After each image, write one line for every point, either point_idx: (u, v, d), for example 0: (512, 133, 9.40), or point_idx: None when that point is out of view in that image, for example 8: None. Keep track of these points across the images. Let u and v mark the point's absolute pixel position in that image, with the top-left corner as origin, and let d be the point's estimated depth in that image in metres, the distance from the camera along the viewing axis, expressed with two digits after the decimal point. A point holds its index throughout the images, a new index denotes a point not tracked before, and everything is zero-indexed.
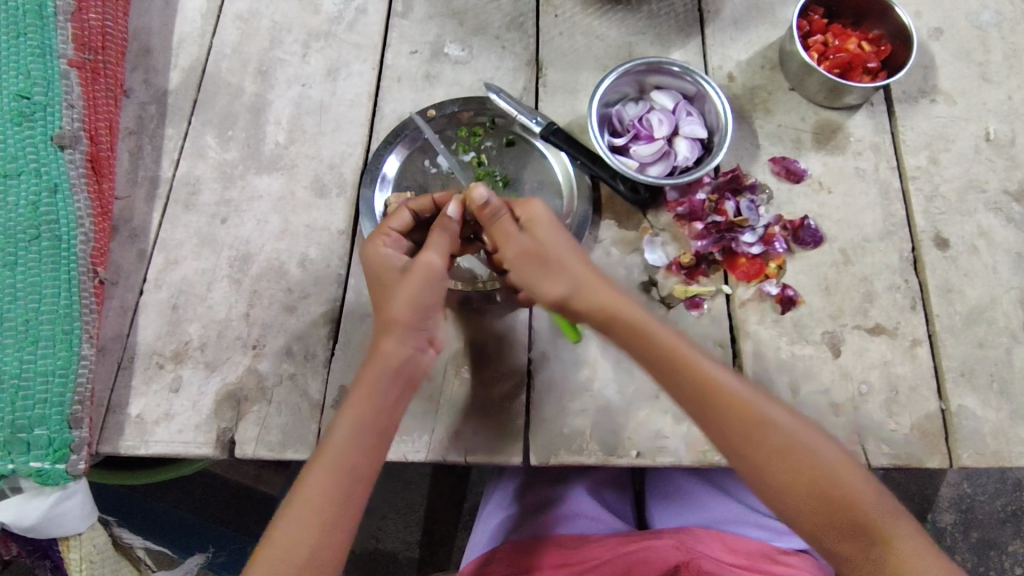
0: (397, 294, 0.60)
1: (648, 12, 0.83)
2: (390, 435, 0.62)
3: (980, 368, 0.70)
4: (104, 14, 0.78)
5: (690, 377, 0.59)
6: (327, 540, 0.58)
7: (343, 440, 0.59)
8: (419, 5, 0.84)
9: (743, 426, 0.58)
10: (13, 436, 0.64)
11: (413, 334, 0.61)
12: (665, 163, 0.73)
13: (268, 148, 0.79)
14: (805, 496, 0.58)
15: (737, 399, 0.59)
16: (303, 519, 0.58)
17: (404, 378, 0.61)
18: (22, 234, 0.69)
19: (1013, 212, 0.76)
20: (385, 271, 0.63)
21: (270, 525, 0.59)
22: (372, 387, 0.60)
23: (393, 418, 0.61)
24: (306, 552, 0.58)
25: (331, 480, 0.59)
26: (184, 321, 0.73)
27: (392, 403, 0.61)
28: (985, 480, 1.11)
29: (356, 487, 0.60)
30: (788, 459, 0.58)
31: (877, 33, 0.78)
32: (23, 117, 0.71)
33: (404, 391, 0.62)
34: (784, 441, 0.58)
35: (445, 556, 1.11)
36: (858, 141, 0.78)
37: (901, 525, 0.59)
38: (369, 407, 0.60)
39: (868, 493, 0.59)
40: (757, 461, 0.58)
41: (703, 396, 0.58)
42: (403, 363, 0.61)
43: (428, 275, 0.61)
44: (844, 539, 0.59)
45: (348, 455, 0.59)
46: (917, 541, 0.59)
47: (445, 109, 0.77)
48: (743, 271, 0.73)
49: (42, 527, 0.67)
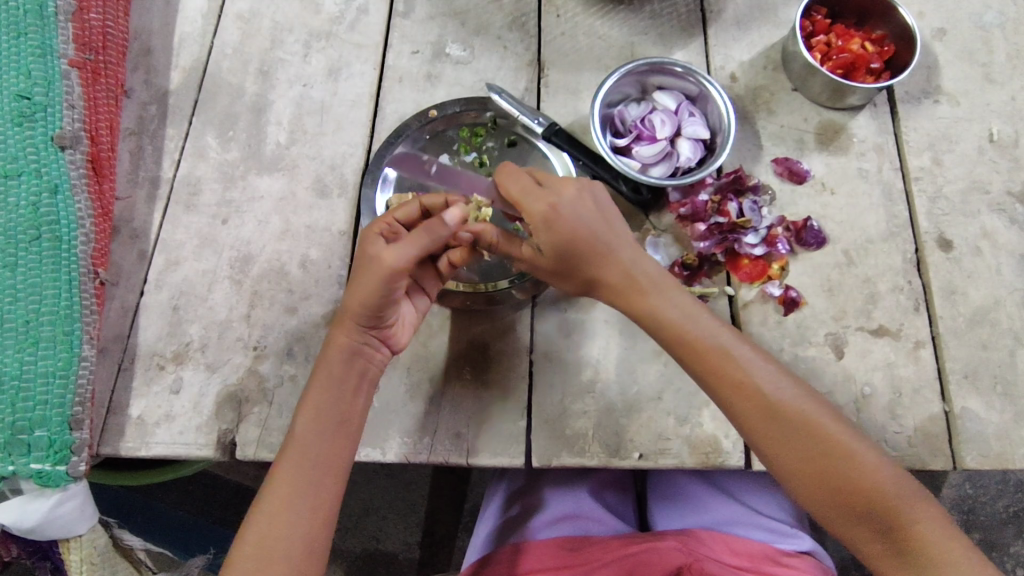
0: (350, 285, 0.60)
1: (650, 12, 0.83)
2: (353, 425, 0.62)
3: (983, 370, 0.70)
4: (104, 15, 0.77)
5: (702, 365, 0.59)
6: (301, 535, 0.58)
7: (304, 431, 0.60)
8: (421, 5, 0.84)
9: (753, 409, 0.58)
10: (13, 437, 0.64)
11: (359, 329, 0.61)
12: (667, 163, 0.73)
13: (269, 149, 0.78)
14: (823, 486, 0.58)
15: (757, 386, 0.58)
16: (274, 515, 0.58)
17: (357, 370, 0.62)
18: (22, 235, 0.69)
19: (1016, 213, 0.76)
20: (360, 256, 0.62)
21: (243, 528, 0.59)
22: (327, 378, 0.61)
23: (353, 410, 0.62)
24: (280, 551, 0.57)
25: (296, 473, 0.59)
26: (185, 322, 0.72)
27: (348, 395, 0.61)
28: (986, 482, 1.11)
29: (323, 480, 0.59)
30: (807, 447, 0.58)
31: (880, 33, 0.78)
32: (23, 117, 0.71)
33: (360, 382, 0.62)
34: (802, 423, 0.58)
35: (445, 557, 1.10)
36: (861, 142, 0.78)
37: (915, 507, 0.57)
38: (325, 399, 0.60)
39: (881, 475, 0.57)
40: (766, 446, 0.58)
41: (715, 383, 0.59)
42: (351, 355, 0.61)
43: (378, 275, 0.57)
44: (860, 525, 0.58)
45: (310, 448, 0.59)
46: (932, 518, 0.57)
47: (446, 109, 0.76)
48: (745, 272, 0.73)
49: (42, 529, 0.67)
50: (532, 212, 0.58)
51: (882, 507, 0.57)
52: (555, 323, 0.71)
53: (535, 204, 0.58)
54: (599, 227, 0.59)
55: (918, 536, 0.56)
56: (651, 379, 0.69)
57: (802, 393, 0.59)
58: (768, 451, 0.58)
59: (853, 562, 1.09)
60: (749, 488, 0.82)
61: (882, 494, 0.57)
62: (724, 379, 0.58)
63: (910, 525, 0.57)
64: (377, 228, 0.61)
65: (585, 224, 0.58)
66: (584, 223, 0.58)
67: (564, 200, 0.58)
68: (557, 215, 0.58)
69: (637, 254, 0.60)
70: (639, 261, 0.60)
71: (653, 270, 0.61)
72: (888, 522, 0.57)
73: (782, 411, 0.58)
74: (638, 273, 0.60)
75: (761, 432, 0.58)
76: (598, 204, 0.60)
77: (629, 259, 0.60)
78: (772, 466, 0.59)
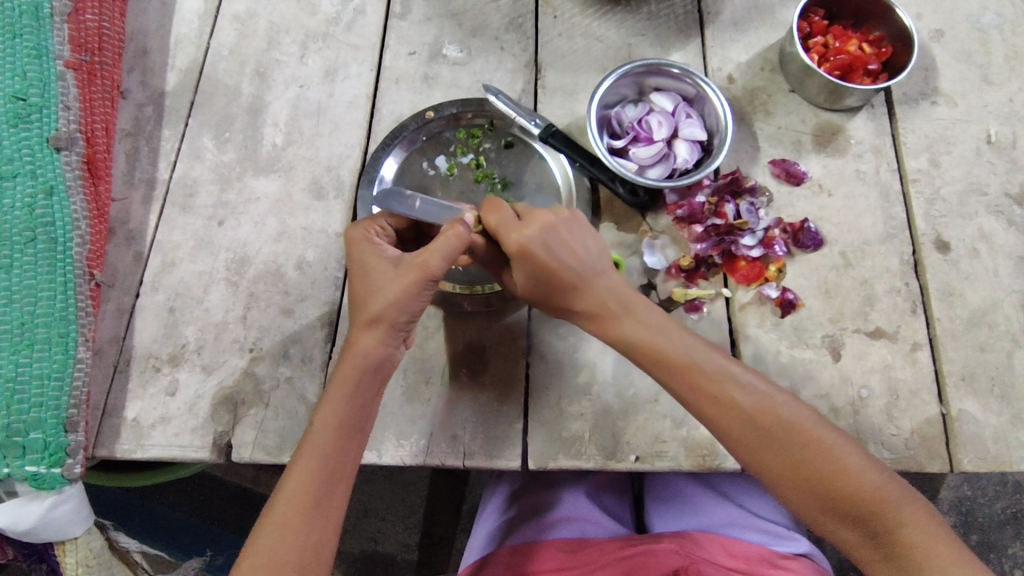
0: (384, 292, 0.59)
1: (647, 13, 0.83)
2: (367, 431, 0.61)
3: (981, 372, 0.70)
4: (101, 15, 0.77)
5: (678, 381, 0.59)
6: (313, 541, 0.56)
7: (321, 436, 0.59)
8: (418, 6, 0.83)
9: (731, 421, 0.58)
10: (8, 440, 0.64)
11: (392, 332, 0.60)
12: (664, 165, 0.73)
13: (266, 150, 0.78)
14: (809, 493, 0.58)
15: (734, 398, 0.58)
16: (287, 521, 0.56)
17: (380, 374, 0.61)
18: (18, 236, 0.68)
19: (1014, 215, 0.75)
20: (373, 264, 0.61)
21: (251, 534, 0.57)
22: (351, 382, 0.60)
23: (371, 413, 0.61)
24: (291, 558, 0.55)
25: (310, 478, 0.57)
26: (181, 324, 0.72)
27: (371, 399, 0.61)
28: (984, 483, 1.11)
29: (336, 484, 0.58)
30: (791, 455, 0.57)
31: (878, 34, 0.78)
32: (19, 118, 0.71)
33: (380, 387, 0.62)
34: (784, 433, 0.58)
35: (444, 558, 1.10)
36: (858, 143, 0.77)
37: (904, 512, 0.57)
38: (348, 404, 0.59)
39: (867, 479, 0.57)
40: (749, 457, 0.58)
41: (692, 398, 0.59)
42: (381, 360, 0.60)
43: (419, 280, 0.59)
44: (852, 529, 0.58)
45: (329, 451, 0.58)
46: (920, 522, 0.57)
47: (443, 110, 0.76)
48: (742, 274, 0.73)
49: (38, 531, 0.66)
50: (509, 247, 0.59)
51: (869, 512, 0.57)
52: (551, 325, 0.71)
53: (512, 238, 0.58)
54: (573, 259, 0.59)
55: (906, 541, 0.56)
56: (648, 381, 0.69)
57: (782, 402, 0.58)
58: (752, 461, 0.58)
59: (851, 563, 1.09)
60: (746, 490, 0.82)
61: (869, 499, 0.57)
62: (701, 394, 0.58)
63: (898, 530, 0.56)
64: (372, 233, 0.63)
65: (557, 258, 0.59)
66: (558, 258, 0.59)
67: (538, 233, 0.58)
68: (529, 252, 0.58)
69: (610, 281, 0.61)
70: (614, 287, 0.60)
71: (628, 294, 0.61)
72: (876, 526, 0.57)
73: (762, 421, 0.58)
74: (613, 300, 0.60)
75: (740, 443, 0.58)
76: (573, 238, 0.60)
77: (603, 287, 0.60)
78: (757, 473, 0.59)
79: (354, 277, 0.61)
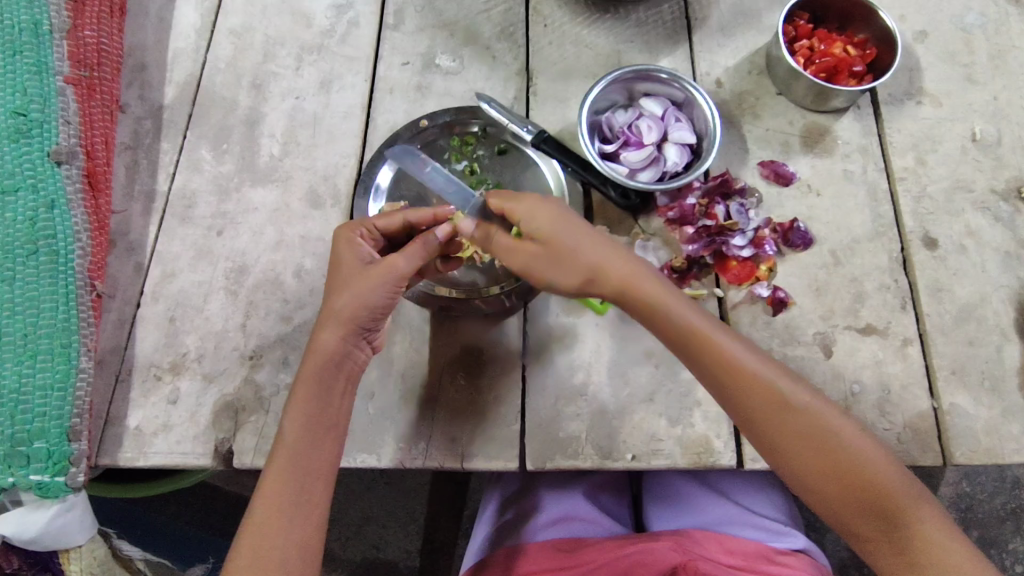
0: (352, 290, 0.60)
1: (636, 20, 0.84)
2: (341, 427, 0.62)
3: (971, 366, 0.71)
4: (100, 32, 0.79)
5: (714, 362, 0.59)
6: (297, 538, 0.58)
7: (292, 436, 0.59)
8: (411, 17, 0.85)
9: (767, 405, 0.58)
10: (13, 449, 0.65)
11: (354, 333, 0.61)
12: (655, 169, 0.74)
13: (263, 161, 0.79)
14: (835, 484, 0.58)
15: (769, 384, 0.58)
16: (266, 521, 0.57)
17: (344, 372, 0.61)
18: (20, 249, 0.70)
19: (1000, 211, 0.77)
20: (348, 263, 0.62)
21: (236, 536, 0.58)
22: (314, 382, 0.60)
23: (341, 412, 0.62)
24: (276, 557, 0.56)
25: (286, 480, 0.58)
26: (181, 333, 0.73)
27: (338, 399, 0.61)
28: (983, 479, 1.12)
29: (314, 481, 0.59)
30: (815, 442, 0.58)
31: (862, 37, 0.79)
32: (20, 134, 0.72)
33: (347, 383, 0.62)
34: (808, 424, 0.58)
35: (446, 564, 1.11)
36: (846, 143, 0.79)
37: (921, 508, 0.58)
38: (314, 404, 0.60)
39: (886, 473, 0.58)
40: (777, 444, 0.59)
41: (726, 382, 0.59)
42: (341, 359, 0.61)
43: (386, 279, 0.60)
44: (867, 522, 0.58)
45: (301, 453, 0.59)
46: (936, 521, 0.58)
47: (437, 118, 0.77)
48: (734, 274, 0.74)
49: (42, 539, 0.68)
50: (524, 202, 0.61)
51: (889, 506, 0.58)
52: (547, 328, 0.72)
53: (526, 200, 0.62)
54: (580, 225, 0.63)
55: (922, 536, 0.57)
56: (643, 381, 0.70)
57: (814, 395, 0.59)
58: (776, 446, 0.59)
59: (853, 561, 1.10)
60: (744, 488, 0.83)
61: (888, 494, 0.58)
62: (737, 374, 0.58)
63: (913, 525, 0.57)
64: (356, 232, 0.64)
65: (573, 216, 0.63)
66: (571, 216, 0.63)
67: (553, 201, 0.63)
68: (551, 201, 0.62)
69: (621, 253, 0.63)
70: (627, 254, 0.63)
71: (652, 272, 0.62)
72: (891, 521, 0.58)
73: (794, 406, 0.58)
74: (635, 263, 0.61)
75: (773, 428, 0.58)
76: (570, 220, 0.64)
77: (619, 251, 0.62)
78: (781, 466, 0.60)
79: (331, 276, 0.63)
